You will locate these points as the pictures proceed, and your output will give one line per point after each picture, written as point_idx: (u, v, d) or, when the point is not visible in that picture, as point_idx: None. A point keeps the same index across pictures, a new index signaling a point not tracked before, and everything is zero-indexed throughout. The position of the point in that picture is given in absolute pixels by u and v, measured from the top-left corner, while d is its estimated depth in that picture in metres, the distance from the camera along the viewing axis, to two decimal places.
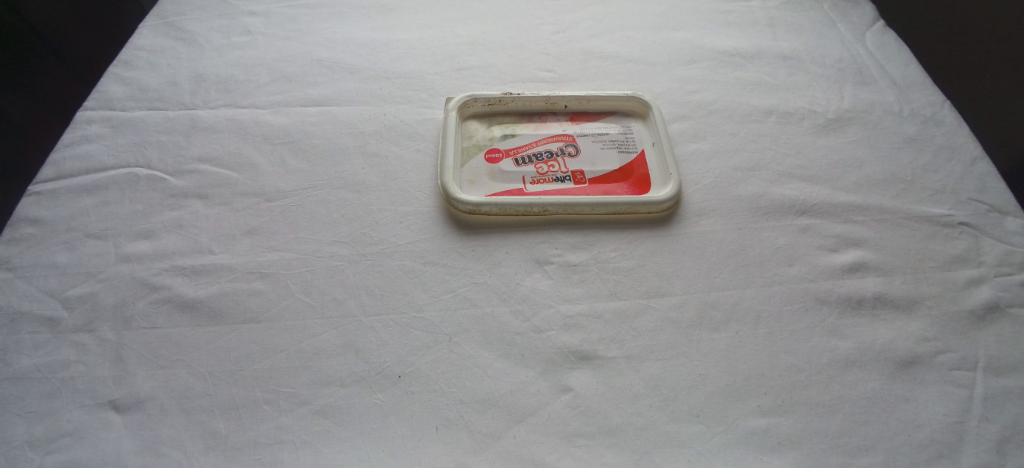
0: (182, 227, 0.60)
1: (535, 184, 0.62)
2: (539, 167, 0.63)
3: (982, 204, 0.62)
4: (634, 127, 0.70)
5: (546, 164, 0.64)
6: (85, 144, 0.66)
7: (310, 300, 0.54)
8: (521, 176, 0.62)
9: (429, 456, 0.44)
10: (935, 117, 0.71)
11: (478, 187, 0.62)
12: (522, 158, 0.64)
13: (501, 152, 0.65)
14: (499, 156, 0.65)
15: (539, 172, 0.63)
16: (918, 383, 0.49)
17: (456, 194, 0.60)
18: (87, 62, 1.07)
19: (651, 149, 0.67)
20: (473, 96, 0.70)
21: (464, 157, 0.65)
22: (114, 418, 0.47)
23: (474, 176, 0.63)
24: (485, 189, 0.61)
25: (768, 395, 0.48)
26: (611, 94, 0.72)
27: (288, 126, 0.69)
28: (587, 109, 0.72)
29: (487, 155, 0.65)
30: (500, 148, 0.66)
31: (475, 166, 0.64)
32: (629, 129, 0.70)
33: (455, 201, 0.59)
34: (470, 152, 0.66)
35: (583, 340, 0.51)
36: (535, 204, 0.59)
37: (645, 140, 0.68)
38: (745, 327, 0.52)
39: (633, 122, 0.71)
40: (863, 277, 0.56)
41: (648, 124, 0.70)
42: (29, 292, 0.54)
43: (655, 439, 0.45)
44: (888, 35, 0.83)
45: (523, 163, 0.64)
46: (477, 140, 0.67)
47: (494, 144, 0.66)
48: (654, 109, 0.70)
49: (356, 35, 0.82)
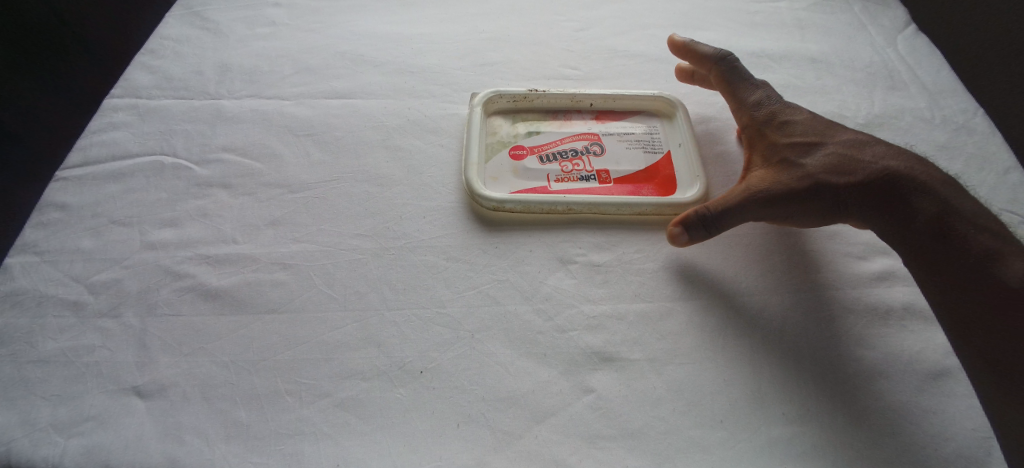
0: (205, 216, 0.60)
1: (559, 183, 0.61)
2: (564, 165, 0.63)
3: (1015, 215, 0.60)
4: (660, 126, 0.69)
5: (570, 163, 0.63)
6: (111, 131, 0.67)
7: (333, 293, 0.54)
8: (545, 174, 0.62)
9: (450, 453, 0.44)
10: (968, 125, 0.70)
11: (501, 183, 0.61)
12: (547, 155, 0.64)
13: (525, 149, 0.65)
14: (523, 153, 0.64)
15: (564, 170, 0.62)
16: (947, 396, 0.48)
17: (480, 189, 0.59)
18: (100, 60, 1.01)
19: (678, 150, 0.66)
20: (499, 92, 0.69)
21: (489, 153, 0.64)
22: (137, 404, 0.47)
23: (497, 174, 0.62)
24: (509, 186, 0.61)
25: (793, 403, 0.47)
26: (637, 93, 0.71)
27: (312, 118, 0.69)
28: (613, 108, 0.71)
29: (511, 152, 0.64)
30: (524, 144, 0.65)
31: (499, 162, 0.63)
32: (655, 129, 0.69)
33: (479, 198, 0.59)
34: (494, 149, 0.65)
35: (606, 341, 0.50)
36: (559, 202, 0.58)
37: (671, 141, 0.67)
38: (771, 333, 0.51)
39: (659, 122, 0.70)
40: (893, 286, 0.55)
41: (674, 124, 0.69)
42: (56, 277, 0.55)
43: (678, 444, 0.45)
44: (920, 40, 0.81)
45: (548, 160, 0.63)
46: (501, 137, 0.66)
47: (518, 141, 0.66)
48: (681, 109, 0.69)
49: (380, 29, 0.82)
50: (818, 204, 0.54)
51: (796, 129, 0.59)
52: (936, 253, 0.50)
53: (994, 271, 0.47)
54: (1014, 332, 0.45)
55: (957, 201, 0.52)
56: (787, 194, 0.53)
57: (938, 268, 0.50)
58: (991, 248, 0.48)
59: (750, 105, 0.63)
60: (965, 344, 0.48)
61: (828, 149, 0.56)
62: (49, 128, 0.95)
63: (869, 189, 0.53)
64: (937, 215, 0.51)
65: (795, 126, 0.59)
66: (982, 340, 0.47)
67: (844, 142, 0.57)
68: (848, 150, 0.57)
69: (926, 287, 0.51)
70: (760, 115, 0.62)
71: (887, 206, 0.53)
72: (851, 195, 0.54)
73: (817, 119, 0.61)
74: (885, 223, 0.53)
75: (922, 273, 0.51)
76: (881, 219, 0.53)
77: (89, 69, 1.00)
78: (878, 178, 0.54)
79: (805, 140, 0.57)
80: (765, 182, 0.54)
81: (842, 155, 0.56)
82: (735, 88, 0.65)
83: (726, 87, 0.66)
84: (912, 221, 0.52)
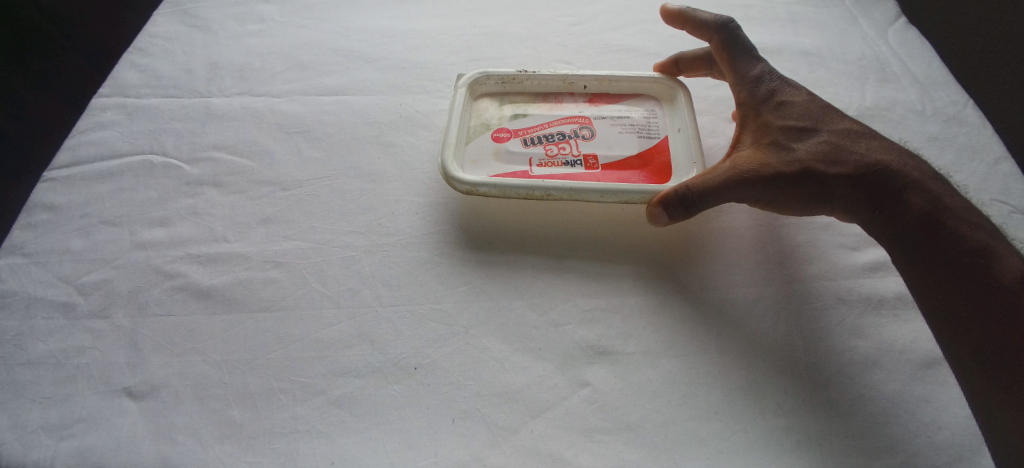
0: (197, 215, 0.59)
1: (541, 168, 0.57)
2: (549, 149, 0.59)
3: (1005, 205, 0.61)
4: (660, 110, 0.64)
5: (556, 146, 0.59)
6: (100, 130, 0.66)
7: (325, 290, 0.53)
8: (527, 158, 0.58)
9: (446, 449, 0.44)
10: (959, 116, 0.70)
11: (480, 167, 0.58)
12: (531, 138, 0.60)
13: (509, 131, 0.61)
14: (506, 135, 0.60)
15: (548, 155, 0.59)
16: (941, 385, 0.48)
17: (454, 171, 0.56)
18: (90, 60, 1.00)
19: (678, 135, 0.61)
20: (486, 72, 0.65)
21: (470, 134, 0.60)
22: (129, 405, 0.47)
23: (478, 156, 0.59)
24: (488, 171, 0.57)
25: (787, 394, 0.47)
26: (636, 74, 0.65)
27: (303, 115, 0.69)
28: (610, 90, 0.66)
29: (494, 134, 0.61)
30: (508, 127, 0.62)
31: (481, 144, 0.60)
32: (654, 113, 0.64)
33: (453, 180, 0.55)
34: (476, 131, 0.61)
35: (601, 335, 0.50)
36: (537, 188, 0.54)
37: (671, 125, 0.62)
38: (765, 324, 0.51)
39: (659, 106, 0.65)
40: (886, 276, 0.55)
41: (676, 107, 0.64)
42: (45, 278, 0.54)
43: (674, 436, 0.45)
44: (912, 32, 0.81)
45: (532, 143, 0.60)
46: (485, 119, 0.62)
47: (502, 124, 0.62)
48: (684, 91, 0.63)
49: (372, 24, 0.81)
50: (805, 188, 0.53)
51: (793, 111, 0.57)
52: (926, 248, 0.51)
53: (991, 272, 0.48)
54: (1014, 336, 0.46)
55: (947, 198, 0.53)
56: (777, 177, 0.52)
57: (928, 263, 0.51)
58: (983, 245, 0.49)
59: (751, 80, 0.60)
60: (954, 345, 0.48)
61: (823, 137, 0.56)
62: (43, 126, 0.93)
63: (859, 180, 0.53)
64: (929, 214, 0.52)
65: (793, 108, 0.57)
66: (969, 340, 0.48)
67: (840, 131, 0.57)
68: (843, 139, 0.56)
69: (914, 284, 0.52)
70: (759, 92, 0.59)
71: (875, 202, 0.53)
72: (840, 185, 0.53)
73: (816, 102, 0.59)
74: (870, 212, 0.54)
75: (904, 262, 0.52)
76: (867, 208, 0.54)
77: (81, 68, 0.99)
78: (870, 170, 0.54)
79: (800, 124, 0.56)
80: (753, 162, 0.53)
81: (836, 143, 0.55)
82: (735, 61, 0.62)
83: (726, 59, 0.63)
84: (900, 216, 0.52)
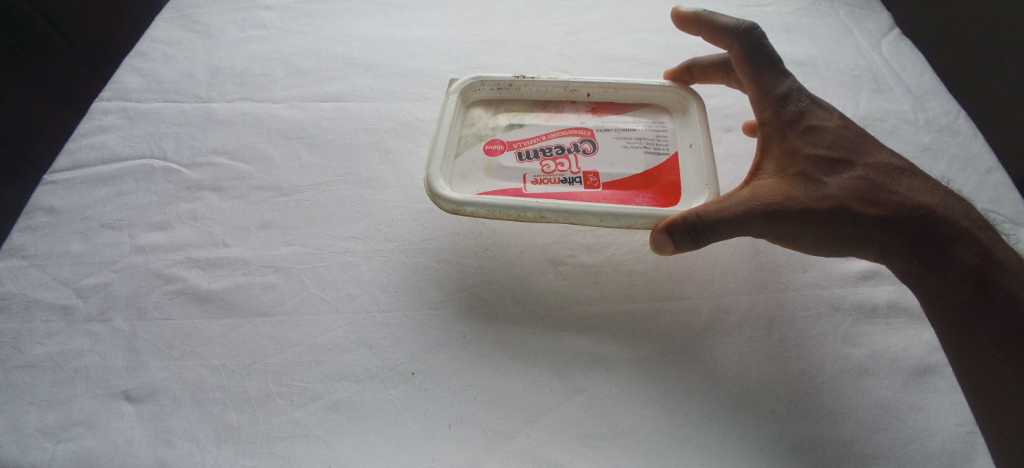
0: (196, 219, 0.60)
1: (535, 184, 0.57)
2: (546, 164, 0.59)
3: (996, 215, 0.62)
4: (671, 124, 0.64)
5: (553, 162, 0.59)
6: (101, 134, 0.67)
7: (323, 295, 0.54)
8: (521, 174, 0.58)
9: (442, 454, 0.44)
10: (950, 126, 0.71)
11: (469, 182, 0.57)
12: (527, 152, 0.60)
13: (502, 144, 0.61)
14: (500, 148, 0.60)
15: (545, 171, 0.58)
16: (931, 393, 0.48)
17: (440, 188, 0.54)
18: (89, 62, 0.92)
19: (688, 150, 0.60)
20: (481, 79, 0.64)
21: (462, 146, 0.60)
22: (127, 408, 0.47)
23: (467, 170, 0.58)
24: (476, 187, 0.56)
25: (781, 401, 0.48)
26: (642, 83, 0.65)
27: (303, 121, 0.69)
28: (614, 99, 0.66)
29: (487, 146, 0.61)
30: (502, 139, 0.61)
31: (471, 158, 0.59)
32: (662, 126, 0.64)
33: (438, 198, 0.54)
34: (468, 142, 0.61)
35: (595, 345, 0.51)
36: (528, 209, 0.52)
37: (681, 141, 0.62)
38: (757, 332, 0.52)
39: (669, 118, 0.65)
40: (878, 285, 0.55)
41: (687, 118, 0.63)
42: (44, 281, 0.54)
43: (670, 442, 0.45)
44: (904, 43, 0.82)
45: (528, 157, 0.60)
46: (478, 129, 0.62)
47: (496, 135, 0.62)
48: (695, 100, 0.63)
49: (372, 32, 0.82)
50: (840, 226, 0.49)
51: (823, 139, 0.54)
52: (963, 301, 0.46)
53: None
54: None
55: (999, 251, 0.47)
56: (801, 211, 0.48)
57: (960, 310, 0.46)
58: None
59: (776, 99, 0.57)
60: (998, 409, 0.44)
61: (859, 173, 0.52)
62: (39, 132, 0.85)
63: (894, 225, 0.49)
64: (979, 267, 0.46)
65: (822, 134, 0.54)
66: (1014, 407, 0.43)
67: (877, 165, 0.53)
68: (881, 176, 0.52)
69: (948, 339, 0.47)
70: (785, 113, 0.56)
71: (916, 252, 0.49)
72: (874, 229, 0.49)
73: (848, 128, 0.56)
74: (907, 259, 0.49)
75: (942, 315, 0.48)
76: (903, 252, 0.49)
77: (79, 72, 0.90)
78: (909, 213, 0.49)
79: (832, 154, 0.53)
80: (775, 194, 0.49)
81: (873, 180, 0.51)
82: (761, 78, 0.59)
83: (749, 73, 0.60)
84: (947, 269, 0.47)
